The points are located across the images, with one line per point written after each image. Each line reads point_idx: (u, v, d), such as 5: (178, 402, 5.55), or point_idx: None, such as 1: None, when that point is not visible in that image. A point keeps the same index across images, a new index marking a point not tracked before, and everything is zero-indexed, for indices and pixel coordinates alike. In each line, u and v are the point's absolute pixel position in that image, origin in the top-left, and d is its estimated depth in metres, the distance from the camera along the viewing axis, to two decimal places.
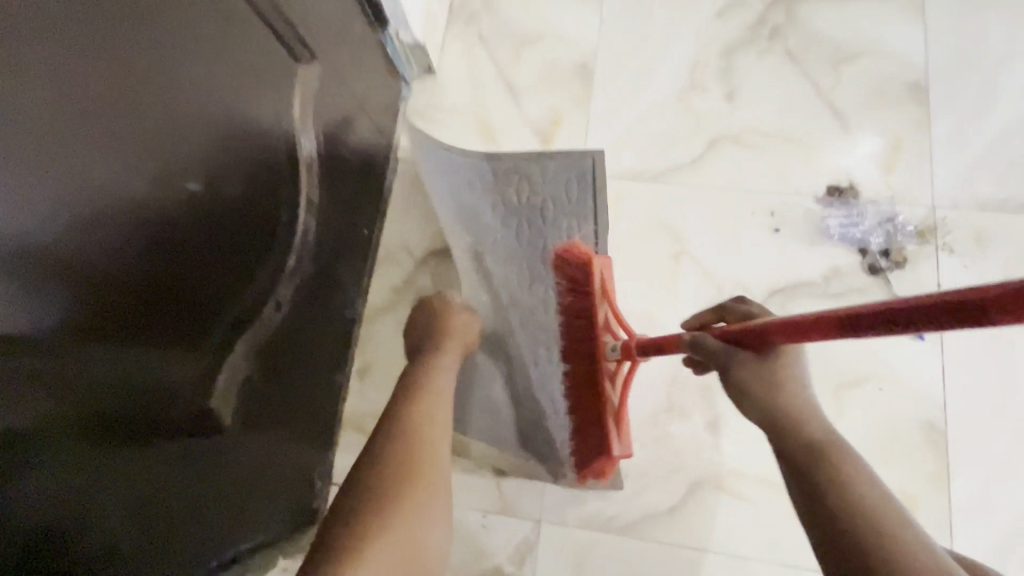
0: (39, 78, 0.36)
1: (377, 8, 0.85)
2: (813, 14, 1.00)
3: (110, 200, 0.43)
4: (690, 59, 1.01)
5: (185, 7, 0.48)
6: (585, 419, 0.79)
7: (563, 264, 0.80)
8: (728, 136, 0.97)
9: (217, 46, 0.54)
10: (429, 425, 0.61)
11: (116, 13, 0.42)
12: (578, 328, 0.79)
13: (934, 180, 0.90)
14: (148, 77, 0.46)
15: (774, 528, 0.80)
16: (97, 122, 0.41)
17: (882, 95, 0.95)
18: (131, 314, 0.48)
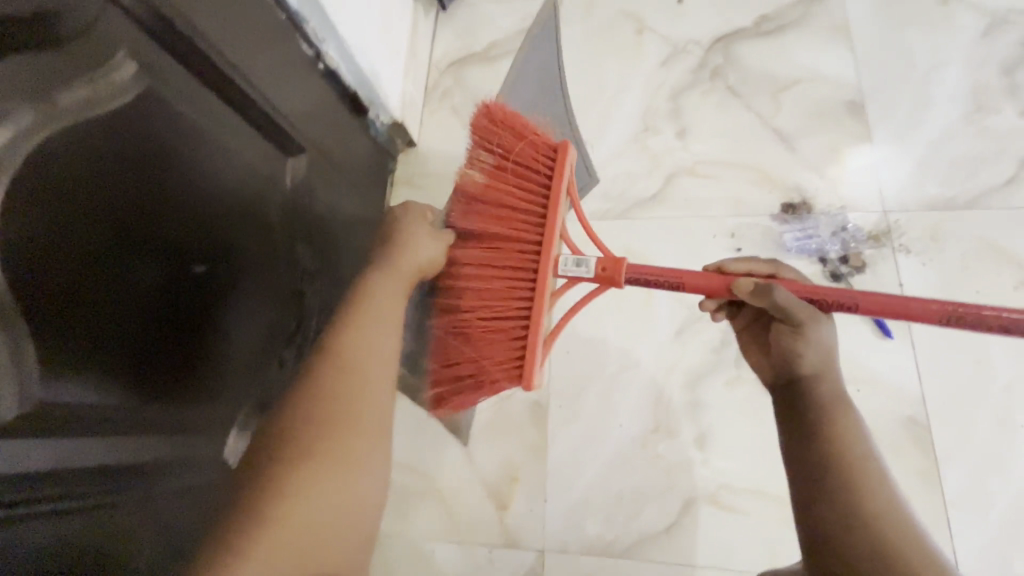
0: (68, 202, 0.48)
1: (357, 100, 0.99)
2: (748, 53, 1.11)
3: (129, 287, 0.55)
4: (642, 105, 1.11)
5: (189, 128, 0.62)
6: (499, 324, 0.66)
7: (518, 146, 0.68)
8: (684, 169, 1.06)
9: (221, 153, 0.67)
10: (366, 358, 0.60)
11: (132, 145, 0.54)
12: (519, 221, 0.68)
13: (882, 187, 1.00)
14: (157, 181, 0.58)
15: (768, 536, 0.85)
16: (118, 227, 0.53)
17: (821, 117, 1.06)
18: (149, 376, 0.59)
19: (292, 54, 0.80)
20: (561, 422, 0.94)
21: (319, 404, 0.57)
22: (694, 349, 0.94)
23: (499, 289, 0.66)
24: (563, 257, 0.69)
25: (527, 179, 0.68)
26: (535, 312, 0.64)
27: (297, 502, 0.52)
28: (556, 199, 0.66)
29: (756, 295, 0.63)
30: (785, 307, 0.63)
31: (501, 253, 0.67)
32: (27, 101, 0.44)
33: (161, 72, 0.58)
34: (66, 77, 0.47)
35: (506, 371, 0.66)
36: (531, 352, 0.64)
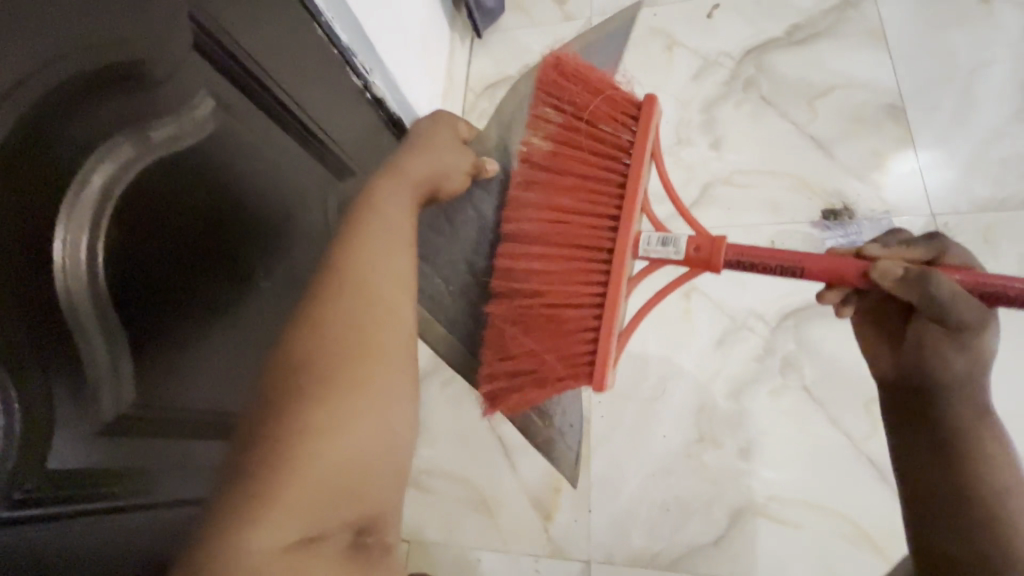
0: (141, 218, 0.52)
1: (400, 124, 1.01)
2: (781, 62, 1.12)
3: (189, 292, 0.58)
4: (675, 118, 1.13)
5: (242, 147, 0.66)
6: (568, 311, 0.60)
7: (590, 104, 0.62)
8: (720, 179, 1.06)
9: (269, 168, 0.71)
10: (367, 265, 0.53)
11: (192, 165, 0.58)
12: (596, 194, 0.62)
13: (929, 190, 0.98)
14: (226, 193, 0.63)
15: (820, 548, 0.83)
16: (181, 240, 0.56)
17: (860, 122, 1.05)
18: (203, 374, 0.61)
19: (341, 85, 0.85)
20: (604, 433, 0.94)
21: (333, 323, 0.49)
22: (737, 358, 0.94)
23: (566, 273, 0.61)
24: (645, 234, 0.62)
25: (604, 143, 0.62)
26: (609, 298, 0.58)
27: (323, 429, 0.44)
28: (640, 166, 0.60)
29: (908, 284, 0.54)
30: (944, 301, 0.54)
31: (570, 231, 0.61)
32: (126, 136, 0.50)
33: (233, 107, 0.64)
34: (156, 115, 0.53)
35: (574, 366, 0.60)
36: (604, 343, 0.58)
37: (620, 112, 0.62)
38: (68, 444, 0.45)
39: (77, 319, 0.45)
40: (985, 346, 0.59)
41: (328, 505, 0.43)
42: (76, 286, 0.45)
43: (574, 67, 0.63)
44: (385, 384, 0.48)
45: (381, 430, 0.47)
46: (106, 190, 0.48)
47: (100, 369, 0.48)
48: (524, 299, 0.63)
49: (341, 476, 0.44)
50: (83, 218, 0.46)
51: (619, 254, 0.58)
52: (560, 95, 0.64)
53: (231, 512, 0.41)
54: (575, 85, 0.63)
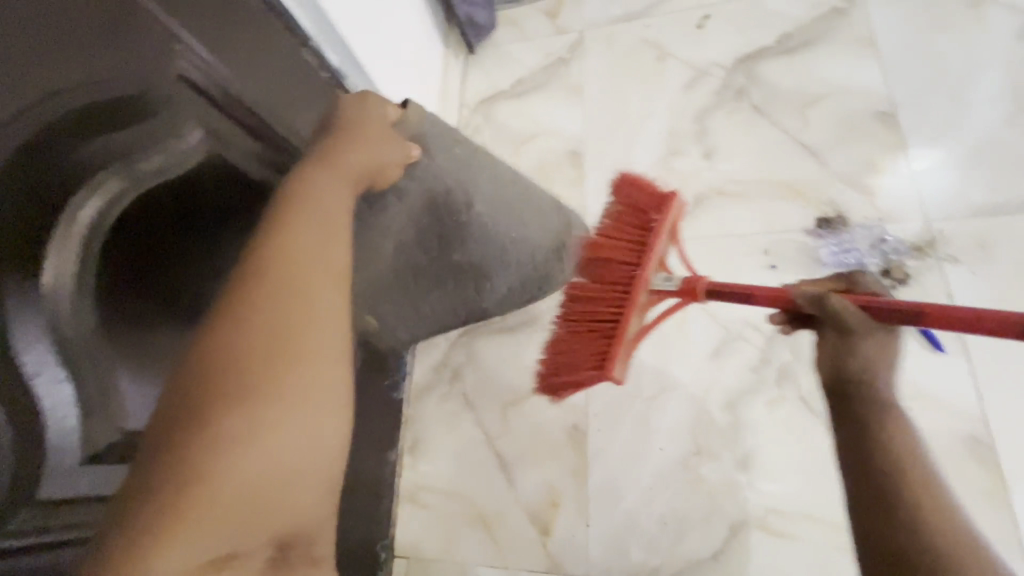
0: (119, 237, 0.51)
1: None
2: (772, 71, 1.12)
3: (134, 289, 0.54)
4: (668, 128, 1.13)
5: (219, 154, 0.64)
6: (593, 331, 0.71)
7: (625, 189, 0.74)
8: (713, 189, 1.07)
9: (243, 166, 0.67)
10: (300, 259, 0.50)
11: (162, 173, 0.56)
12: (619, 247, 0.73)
13: (924, 196, 0.98)
14: (181, 185, 0.59)
15: (821, 562, 0.82)
16: (139, 241, 0.54)
17: (852, 129, 1.05)
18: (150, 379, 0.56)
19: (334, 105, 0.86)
20: (601, 446, 0.94)
21: (266, 329, 0.46)
22: (734, 368, 0.93)
23: (599, 304, 0.72)
24: (658, 275, 0.71)
25: (636, 218, 0.74)
26: (623, 321, 0.68)
27: (244, 440, 0.42)
28: (657, 241, 0.70)
29: (812, 305, 0.60)
30: (835, 315, 0.58)
31: (605, 274, 0.73)
32: (116, 168, 0.51)
33: (224, 134, 0.65)
34: (146, 147, 0.55)
35: (589, 364, 0.69)
36: (614, 350, 0.68)
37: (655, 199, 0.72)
38: (57, 472, 0.46)
39: (68, 349, 0.46)
40: (886, 343, 0.59)
41: (248, 518, 0.41)
42: (63, 315, 0.46)
43: (638, 180, 0.73)
44: (318, 391, 0.46)
45: (310, 439, 0.45)
46: (93, 222, 0.49)
47: (89, 396, 0.48)
48: (567, 318, 0.74)
49: (263, 488, 0.42)
50: (71, 251, 0.47)
51: (635, 290, 0.70)
52: (624, 195, 0.74)
53: (142, 531, 0.37)
54: (635, 190, 0.73)
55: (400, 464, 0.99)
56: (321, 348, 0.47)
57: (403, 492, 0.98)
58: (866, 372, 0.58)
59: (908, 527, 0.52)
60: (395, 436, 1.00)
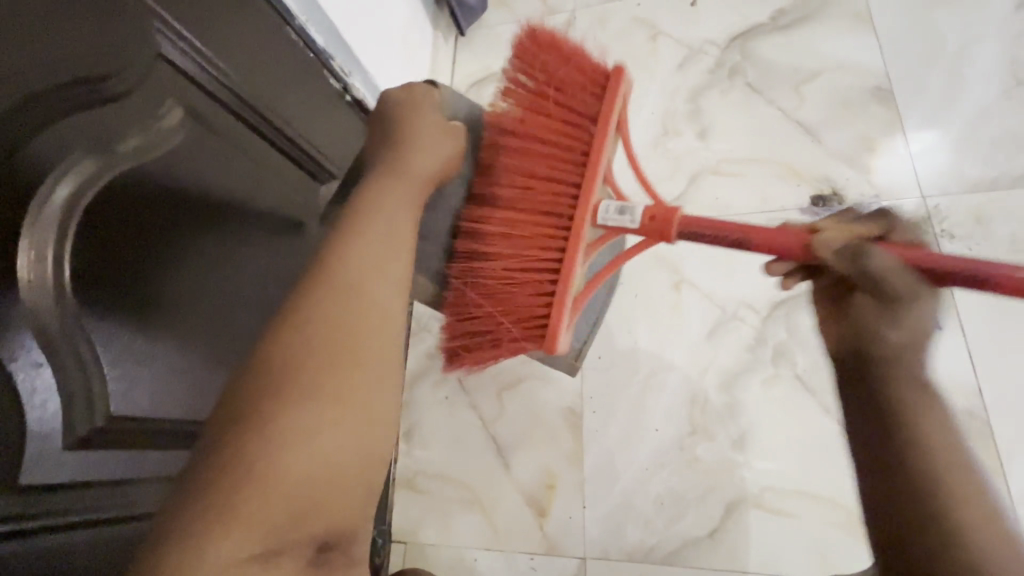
0: (115, 235, 0.52)
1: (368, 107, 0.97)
2: (766, 48, 1.10)
3: (139, 286, 0.54)
4: (661, 109, 1.12)
5: (214, 158, 0.65)
6: (524, 275, 0.62)
7: (552, 62, 0.64)
8: (707, 169, 1.05)
9: (237, 168, 0.68)
10: (359, 258, 0.51)
11: (156, 175, 0.57)
12: (558, 163, 0.64)
13: (920, 172, 0.97)
14: (181, 186, 0.60)
15: (816, 538, 0.82)
16: (141, 241, 0.54)
17: (847, 106, 1.04)
18: (150, 372, 0.56)
19: (317, 85, 0.84)
20: (596, 428, 0.94)
21: (328, 327, 0.46)
22: (729, 348, 0.93)
23: (513, 244, 0.63)
24: (603, 204, 0.63)
25: (561, 111, 0.65)
26: (568, 263, 0.61)
27: (301, 431, 0.41)
28: (603, 149, 0.62)
29: (848, 259, 0.55)
30: (876, 272, 0.53)
31: (536, 197, 0.63)
32: (92, 150, 0.50)
33: (204, 116, 0.63)
34: (123, 128, 0.53)
35: (528, 330, 0.62)
36: (559, 310, 0.60)
37: (594, 77, 0.65)
38: (39, 456, 0.44)
39: (47, 332, 0.45)
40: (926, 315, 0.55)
41: (300, 511, 0.40)
42: (43, 296, 0.45)
43: (543, 37, 0.64)
44: (371, 390, 0.45)
45: (362, 438, 0.44)
46: (69, 205, 0.47)
47: (75, 381, 0.48)
48: (481, 270, 0.64)
49: (317, 480, 0.41)
50: (48, 234, 0.46)
51: (577, 228, 0.61)
52: (535, 62, 0.64)
53: (196, 515, 0.37)
54: (551, 56, 0.64)
55: (395, 450, 0.99)
56: (376, 349, 0.47)
57: (399, 477, 0.98)
58: (906, 350, 0.55)
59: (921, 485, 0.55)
60: None
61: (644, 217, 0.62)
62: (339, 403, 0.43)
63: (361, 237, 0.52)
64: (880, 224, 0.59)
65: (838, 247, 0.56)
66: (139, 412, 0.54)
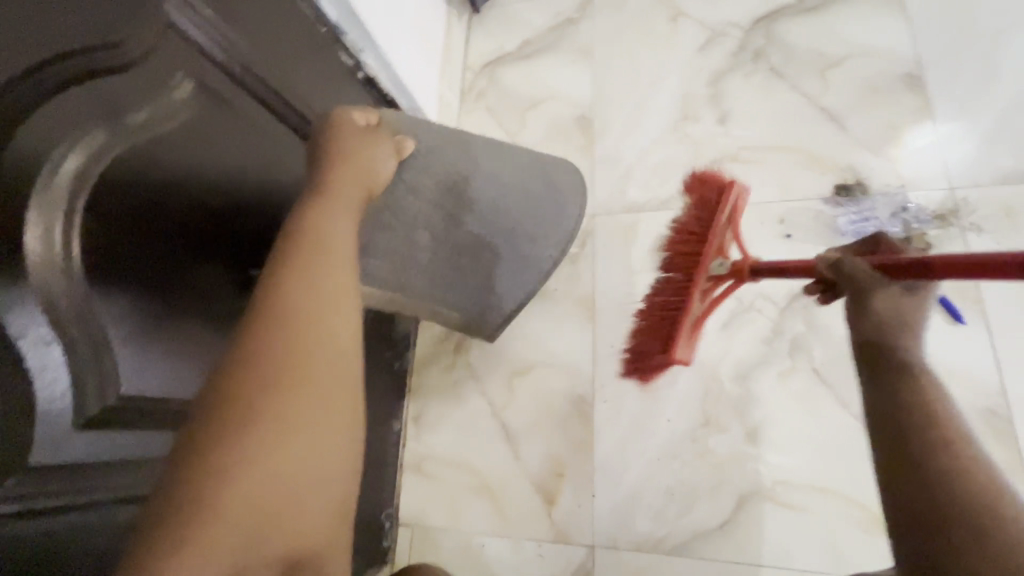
0: (112, 208, 0.49)
1: (378, 84, 0.94)
2: (792, 30, 1.07)
3: (125, 269, 0.50)
4: (681, 93, 1.08)
5: (212, 132, 0.61)
6: (665, 314, 0.81)
7: (699, 186, 0.80)
8: (727, 155, 1.03)
9: (235, 147, 0.64)
10: (318, 258, 0.46)
11: (152, 145, 0.53)
12: (688, 245, 0.80)
13: (949, 164, 0.94)
14: (178, 161, 0.56)
15: (830, 534, 0.82)
16: (129, 217, 0.51)
17: (875, 93, 1.00)
18: (135, 360, 0.52)
19: (327, 60, 0.82)
20: (607, 417, 0.93)
21: (277, 339, 0.41)
22: (745, 339, 0.91)
23: (667, 290, 0.81)
24: (716, 262, 0.79)
25: (703, 216, 0.80)
26: (687, 303, 0.78)
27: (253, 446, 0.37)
28: (716, 231, 0.77)
29: (831, 269, 0.64)
30: (847, 273, 0.62)
31: (672, 263, 0.81)
32: (99, 122, 0.48)
33: (215, 89, 0.61)
34: (132, 99, 0.51)
35: (661, 348, 0.81)
36: (680, 331, 0.78)
37: (714, 186, 0.79)
38: (48, 437, 0.43)
39: (57, 312, 0.44)
40: (896, 301, 0.59)
41: (263, 534, 0.36)
42: (51, 274, 0.43)
43: (705, 176, 0.80)
44: (330, 406, 0.41)
45: (321, 456, 0.40)
46: (78, 178, 0.46)
47: (82, 365, 0.46)
48: (647, 308, 0.83)
49: (271, 498, 0.37)
50: (57, 209, 0.44)
51: (698, 276, 0.78)
52: (699, 194, 0.80)
53: (151, 552, 0.33)
54: (698, 188, 0.80)
55: (403, 434, 0.99)
56: (327, 355, 0.42)
57: (407, 462, 0.97)
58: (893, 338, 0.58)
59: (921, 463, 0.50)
60: (399, 406, 0.99)
61: (730, 267, 0.78)
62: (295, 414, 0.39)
63: (315, 242, 0.47)
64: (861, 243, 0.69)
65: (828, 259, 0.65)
66: (139, 392, 0.53)
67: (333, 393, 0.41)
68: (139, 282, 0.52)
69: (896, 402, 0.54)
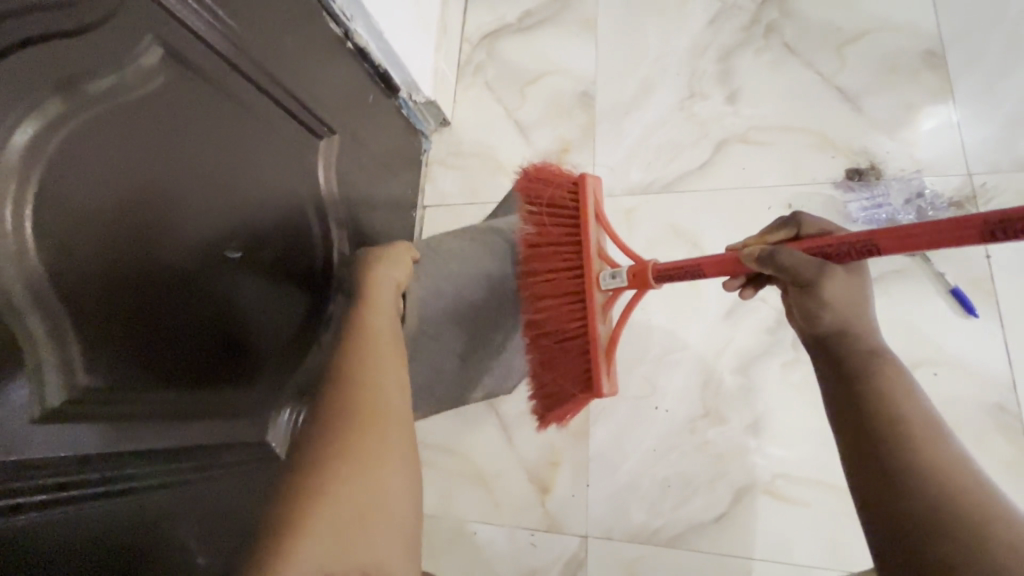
0: (74, 197, 0.45)
1: (369, 55, 0.90)
2: (808, 3, 1.01)
3: (95, 270, 0.47)
4: (688, 69, 1.03)
5: (191, 117, 0.57)
6: (569, 341, 0.73)
7: (537, 184, 0.74)
8: (735, 136, 0.98)
9: (217, 135, 0.60)
10: (373, 319, 0.58)
11: (118, 131, 0.49)
12: (569, 255, 0.73)
13: (967, 149, 0.89)
14: (153, 153, 0.52)
15: (828, 528, 0.80)
16: (97, 212, 0.47)
17: (892, 72, 0.95)
18: (113, 362, 0.50)
19: (314, 29, 0.77)
20: (605, 406, 0.90)
21: (333, 402, 0.49)
22: (748, 329, 0.88)
23: (559, 309, 0.73)
24: (601, 272, 0.71)
25: (559, 215, 0.74)
26: (591, 326, 0.71)
27: (333, 472, 0.44)
28: (588, 244, 0.70)
29: (763, 263, 0.59)
30: (787, 266, 0.57)
31: (557, 283, 0.73)
32: (55, 92, 0.44)
33: (188, 56, 0.56)
34: (94, 65, 0.47)
35: (581, 384, 0.72)
36: (596, 363, 0.70)
37: (565, 184, 0.73)
38: (4, 433, 0.41)
39: (8, 296, 0.41)
40: (849, 285, 0.56)
41: (341, 550, 0.41)
42: (5, 259, 0.40)
43: (540, 170, 0.74)
44: (382, 442, 0.47)
45: (378, 486, 0.45)
46: (30, 152, 0.42)
47: (42, 353, 0.43)
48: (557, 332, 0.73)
49: (346, 519, 0.42)
50: (5, 186, 0.40)
51: (589, 293, 0.71)
52: (535, 192, 0.74)
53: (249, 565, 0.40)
54: (542, 185, 0.74)
55: None
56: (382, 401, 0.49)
57: None
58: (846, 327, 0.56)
59: (883, 444, 0.48)
60: None
61: (628, 275, 0.70)
62: (361, 448, 0.46)
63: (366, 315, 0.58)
64: (788, 227, 0.62)
65: (753, 253, 0.60)
66: (110, 382, 0.50)
67: (394, 421, 0.49)
68: (139, 288, 0.51)
69: (858, 390, 0.52)
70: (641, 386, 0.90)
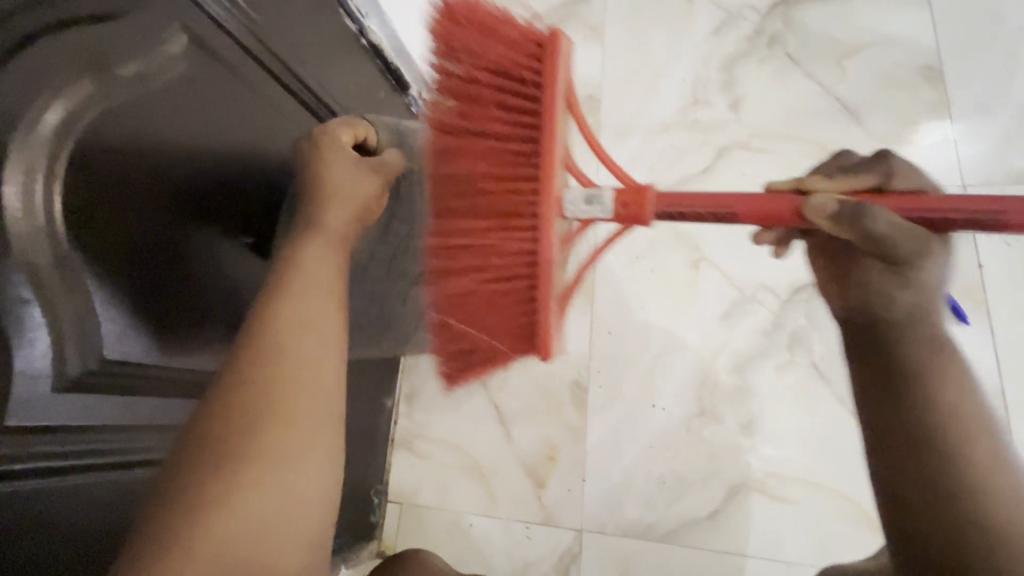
0: (96, 174, 0.46)
1: (382, 53, 0.91)
2: (810, 16, 1.03)
3: (111, 244, 0.48)
4: (692, 76, 1.06)
5: (203, 95, 0.57)
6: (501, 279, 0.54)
7: (506, 50, 0.51)
8: (737, 143, 1.00)
9: (228, 112, 0.61)
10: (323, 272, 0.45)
11: (135, 108, 0.50)
12: (513, 154, 0.52)
13: (962, 161, 0.92)
14: (167, 128, 0.53)
15: (819, 527, 0.82)
16: (114, 188, 0.48)
17: (891, 85, 0.98)
18: (124, 335, 0.51)
19: (330, 24, 0.79)
20: (602, 403, 0.92)
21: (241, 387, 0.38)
22: (745, 330, 0.90)
23: (496, 233, 0.53)
24: (570, 194, 0.53)
25: (509, 89, 0.52)
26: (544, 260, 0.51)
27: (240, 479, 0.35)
28: (556, 118, 0.49)
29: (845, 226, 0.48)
30: (880, 237, 0.47)
31: (489, 193, 0.53)
32: (85, 74, 0.45)
33: (211, 44, 0.58)
34: (121, 49, 0.48)
35: (518, 333, 0.55)
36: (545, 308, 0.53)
37: (526, 48, 0.51)
38: (26, 399, 0.42)
39: (34, 268, 0.42)
40: (932, 274, 0.52)
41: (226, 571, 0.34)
42: (32, 233, 0.42)
43: (473, 6, 0.51)
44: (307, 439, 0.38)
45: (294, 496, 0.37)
46: (61, 131, 0.43)
47: (65, 326, 0.45)
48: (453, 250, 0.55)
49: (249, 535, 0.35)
50: (37, 163, 0.42)
51: (546, 214, 0.50)
52: (458, 41, 0.53)
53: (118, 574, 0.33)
54: (476, 34, 0.52)
55: (396, 411, 0.98)
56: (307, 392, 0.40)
57: (398, 440, 0.96)
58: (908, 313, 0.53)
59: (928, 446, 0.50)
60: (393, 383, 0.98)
61: (613, 205, 0.54)
62: (281, 446, 0.37)
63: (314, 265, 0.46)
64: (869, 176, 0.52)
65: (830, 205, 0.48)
66: (121, 355, 0.51)
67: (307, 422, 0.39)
68: (149, 261, 0.52)
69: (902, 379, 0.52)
70: (639, 384, 0.91)
